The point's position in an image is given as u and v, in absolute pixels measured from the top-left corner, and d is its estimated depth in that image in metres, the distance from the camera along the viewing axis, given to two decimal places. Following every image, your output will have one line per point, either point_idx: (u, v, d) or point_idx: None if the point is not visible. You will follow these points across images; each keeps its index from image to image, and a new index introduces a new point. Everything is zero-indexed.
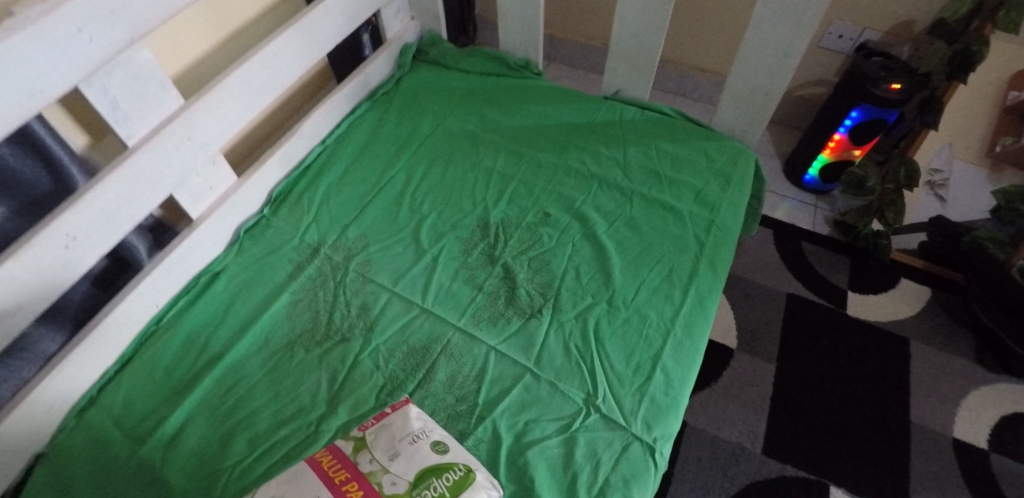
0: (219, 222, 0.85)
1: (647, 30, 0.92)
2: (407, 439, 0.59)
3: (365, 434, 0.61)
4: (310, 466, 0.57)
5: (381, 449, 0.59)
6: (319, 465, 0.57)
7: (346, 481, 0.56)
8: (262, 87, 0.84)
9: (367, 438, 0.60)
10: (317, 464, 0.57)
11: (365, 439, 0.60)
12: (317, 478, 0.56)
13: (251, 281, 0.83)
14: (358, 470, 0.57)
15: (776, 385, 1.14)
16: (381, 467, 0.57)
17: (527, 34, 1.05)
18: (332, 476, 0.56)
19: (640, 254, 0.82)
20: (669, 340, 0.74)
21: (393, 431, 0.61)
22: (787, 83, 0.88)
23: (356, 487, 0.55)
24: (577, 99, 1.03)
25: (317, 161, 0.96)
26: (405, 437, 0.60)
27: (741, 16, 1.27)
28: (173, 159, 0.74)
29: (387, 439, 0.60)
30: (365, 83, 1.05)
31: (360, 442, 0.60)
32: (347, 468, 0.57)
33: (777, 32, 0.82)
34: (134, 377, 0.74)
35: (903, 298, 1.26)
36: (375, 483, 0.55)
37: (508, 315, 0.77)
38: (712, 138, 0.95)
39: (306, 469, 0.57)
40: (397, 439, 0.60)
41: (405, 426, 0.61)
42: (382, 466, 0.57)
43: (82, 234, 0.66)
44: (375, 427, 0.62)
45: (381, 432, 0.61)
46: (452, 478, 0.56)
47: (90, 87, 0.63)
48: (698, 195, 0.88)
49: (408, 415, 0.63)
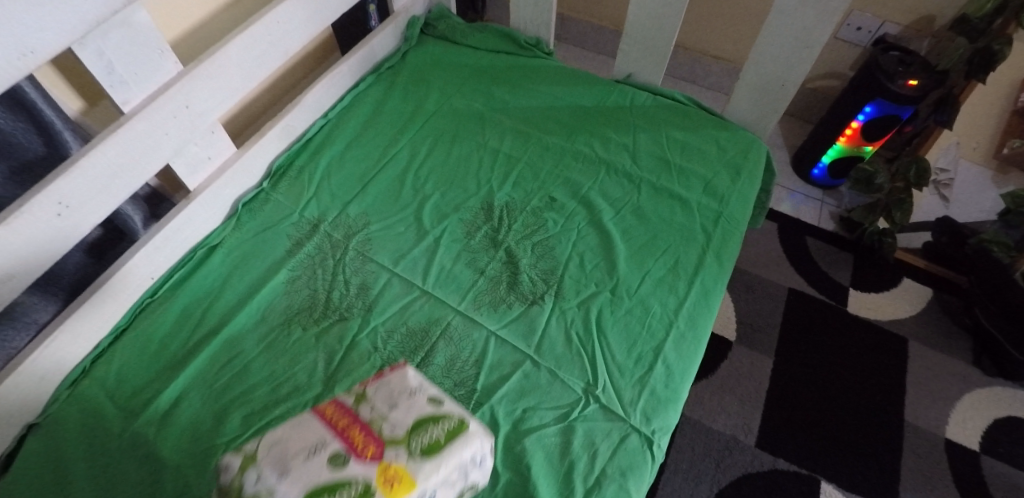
0: (217, 194, 0.83)
1: (664, 13, 0.89)
2: (404, 392, 0.54)
3: (361, 391, 0.55)
4: (304, 417, 0.51)
5: (379, 402, 0.53)
6: (315, 417, 0.51)
7: (346, 428, 0.50)
8: (264, 56, 0.81)
9: (364, 392, 0.54)
10: (313, 417, 0.51)
11: (363, 393, 0.54)
12: (315, 425, 0.50)
13: (249, 256, 0.81)
14: (358, 418, 0.51)
15: (772, 380, 1.14)
16: (380, 416, 0.51)
17: (540, 12, 1.02)
18: (330, 423, 0.51)
19: (646, 244, 0.81)
20: (671, 332, 0.73)
21: (389, 384, 0.55)
22: (805, 73, 0.85)
23: (354, 433, 0.49)
24: (588, 82, 1.00)
25: (319, 134, 0.94)
26: (402, 389, 0.54)
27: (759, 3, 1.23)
28: (171, 127, 0.72)
29: (388, 392, 0.54)
30: (370, 55, 1.02)
31: (358, 396, 0.54)
32: (346, 416, 0.51)
33: (799, 21, 0.80)
34: (128, 350, 0.73)
35: (904, 297, 1.26)
36: (374, 429, 0.50)
37: (509, 301, 0.76)
38: (725, 128, 0.93)
39: (300, 421, 0.51)
40: (394, 391, 0.54)
41: (402, 379, 0.55)
42: (381, 414, 0.51)
43: (76, 202, 0.64)
44: (374, 382, 0.56)
45: (380, 386, 0.55)
46: (450, 425, 0.50)
47: (84, 48, 0.60)
48: (708, 185, 0.86)
49: (406, 370, 0.56)
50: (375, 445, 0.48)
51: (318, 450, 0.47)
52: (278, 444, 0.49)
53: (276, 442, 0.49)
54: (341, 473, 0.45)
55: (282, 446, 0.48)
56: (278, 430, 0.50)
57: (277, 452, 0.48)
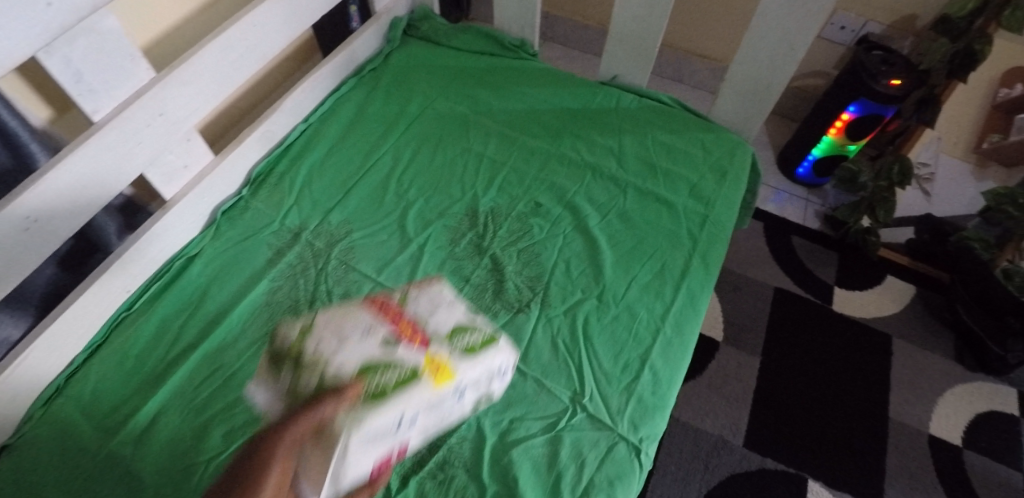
0: (194, 203, 0.81)
1: (649, 15, 0.89)
2: (444, 300, 0.62)
3: (409, 295, 0.63)
4: (359, 308, 0.59)
5: (421, 306, 0.61)
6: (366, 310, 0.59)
7: (394, 321, 0.58)
8: (242, 60, 0.79)
9: (412, 295, 0.63)
10: (364, 308, 0.59)
11: (412, 296, 0.63)
12: (365, 314, 0.58)
13: (228, 266, 0.80)
14: (403, 314, 0.60)
15: (759, 379, 1.14)
16: (422, 317, 0.60)
17: (523, 13, 1.01)
18: (379, 315, 0.59)
19: (632, 249, 0.80)
20: (658, 338, 0.72)
21: (432, 291, 0.63)
22: (790, 75, 0.85)
23: (401, 325, 0.58)
24: (573, 84, 0.99)
25: (299, 140, 0.92)
26: (443, 297, 0.62)
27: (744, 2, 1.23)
28: (144, 136, 0.70)
29: (432, 300, 0.62)
30: (352, 58, 1.00)
31: (407, 297, 0.62)
32: (392, 311, 0.60)
33: (783, 23, 0.79)
34: (105, 365, 0.72)
35: (888, 294, 1.27)
36: (418, 325, 0.58)
37: (495, 309, 0.74)
38: (711, 130, 0.93)
39: (354, 310, 0.59)
40: (436, 298, 0.62)
41: (444, 290, 0.64)
42: (424, 315, 0.60)
43: (45, 216, 0.62)
44: (420, 290, 0.64)
45: (425, 293, 0.63)
46: (485, 335, 0.60)
47: (50, 57, 0.58)
48: (693, 189, 0.86)
49: (445, 282, 0.65)
50: (420, 336, 0.57)
51: (371, 334, 0.56)
52: (337, 325, 0.57)
53: (335, 323, 0.57)
54: (392, 352, 0.54)
55: (340, 327, 0.57)
56: (336, 315, 0.58)
57: (335, 330, 0.56)
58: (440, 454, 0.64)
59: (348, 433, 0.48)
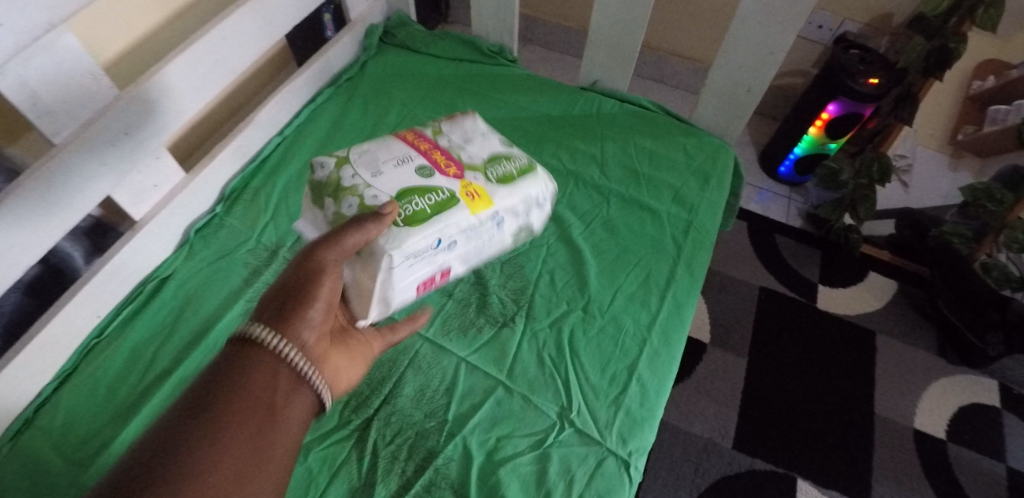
0: (166, 222, 0.79)
1: (628, 20, 0.88)
2: (475, 137, 0.76)
3: (437, 124, 0.77)
4: (392, 140, 0.73)
5: (455, 139, 0.75)
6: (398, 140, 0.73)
7: (430, 151, 0.71)
8: (211, 74, 0.77)
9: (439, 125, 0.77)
10: (396, 138, 0.73)
11: (437, 127, 0.77)
12: (404, 145, 0.71)
13: (204, 287, 0.77)
14: (439, 146, 0.73)
15: (747, 380, 1.15)
16: (458, 149, 0.73)
17: (502, 19, 0.99)
18: (417, 145, 0.72)
19: (617, 258, 0.79)
20: (645, 349, 0.72)
21: (463, 127, 0.77)
22: (770, 78, 0.85)
23: (437, 156, 0.71)
24: (553, 90, 0.98)
25: (275, 153, 0.90)
26: (474, 134, 0.76)
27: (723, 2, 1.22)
28: (110, 156, 0.67)
29: (450, 138, 0.75)
30: (327, 67, 0.98)
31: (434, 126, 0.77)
32: (428, 143, 0.73)
33: (762, 27, 0.79)
34: (75, 395, 0.69)
35: (871, 291, 1.28)
36: (455, 156, 0.72)
37: (479, 324, 0.74)
38: (693, 135, 0.92)
39: (390, 141, 0.72)
40: (468, 134, 0.76)
41: (474, 126, 0.77)
42: (459, 148, 0.73)
43: (5, 244, 0.59)
44: (448, 122, 0.77)
45: (450, 124, 0.76)
46: (520, 164, 0.73)
47: (5, 78, 0.54)
48: (677, 195, 0.85)
49: (473, 118, 0.78)
50: (452, 165, 0.70)
51: (406, 162, 0.69)
52: (375, 152, 0.70)
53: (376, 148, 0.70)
54: (428, 175, 0.67)
55: (377, 153, 0.70)
56: (373, 144, 0.72)
57: (373, 157, 0.69)
58: (426, 476, 0.63)
59: (386, 243, 0.60)
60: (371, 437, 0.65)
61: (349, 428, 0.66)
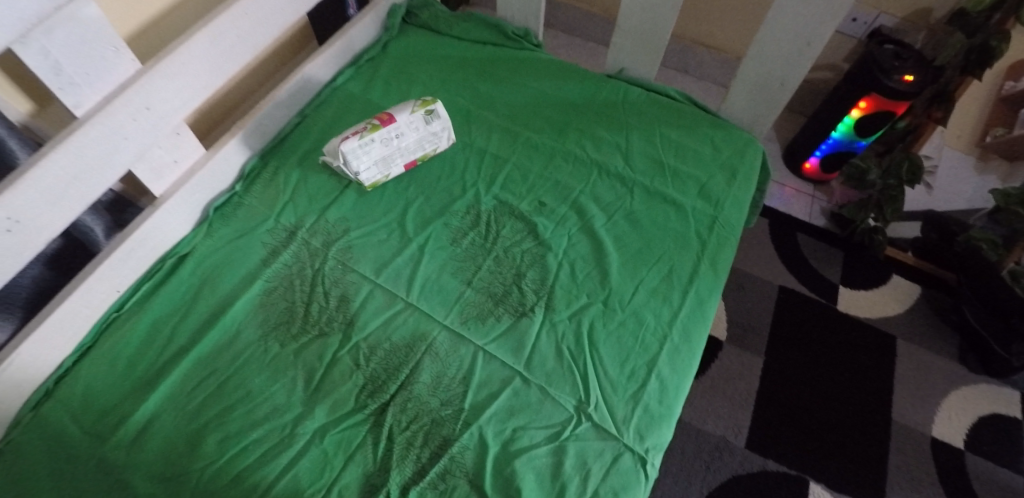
0: (186, 200, 0.78)
1: (659, 5, 0.85)
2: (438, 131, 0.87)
3: (415, 117, 0.82)
4: (382, 130, 0.80)
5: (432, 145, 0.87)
6: (377, 119, 0.80)
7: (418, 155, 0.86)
8: (233, 50, 0.75)
9: (411, 105, 0.83)
10: (380, 127, 0.80)
11: (410, 104, 0.83)
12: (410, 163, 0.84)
13: (222, 265, 0.77)
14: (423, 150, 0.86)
15: (762, 380, 1.13)
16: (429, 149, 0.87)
17: (528, 2, 0.97)
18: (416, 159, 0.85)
19: (639, 252, 0.77)
20: (665, 345, 0.70)
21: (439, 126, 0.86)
22: (805, 72, 0.82)
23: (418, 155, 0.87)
24: (579, 76, 0.95)
25: (294, 132, 0.89)
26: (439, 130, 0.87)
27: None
28: (131, 131, 0.66)
29: (418, 138, 0.83)
30: (349, 46, 0.96)
31: (411, 108, 0.82)
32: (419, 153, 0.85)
33: (800, 17, 0.76)
34: (94, 369, 0.69)
35: (894, 294, 1.25)
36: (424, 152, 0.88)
37: (498, 313, 0.72)
38: (721, 127, 0.90)
39: (382, 133, 0.80)
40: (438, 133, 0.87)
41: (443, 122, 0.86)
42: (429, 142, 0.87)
43: (27, 216, 0.59)
44: (425, 114, 0.82)
45: (422, 125, 0.83)
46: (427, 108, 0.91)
47: (27, 48, 0.55)
48: (702, 189, 0.83)
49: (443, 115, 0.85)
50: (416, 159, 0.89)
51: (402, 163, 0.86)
52: (364, 122, 0.80)
53: (361, 124, 0.80)
54: None
55: (367, 145, 0.79)
56: (367, 129, 0.79)
57: (367, 159, 0.80)
58: (442, 463, 0.62)
59: None
60: (386, 423, 0.65)
61: (365, 412, 0.66)
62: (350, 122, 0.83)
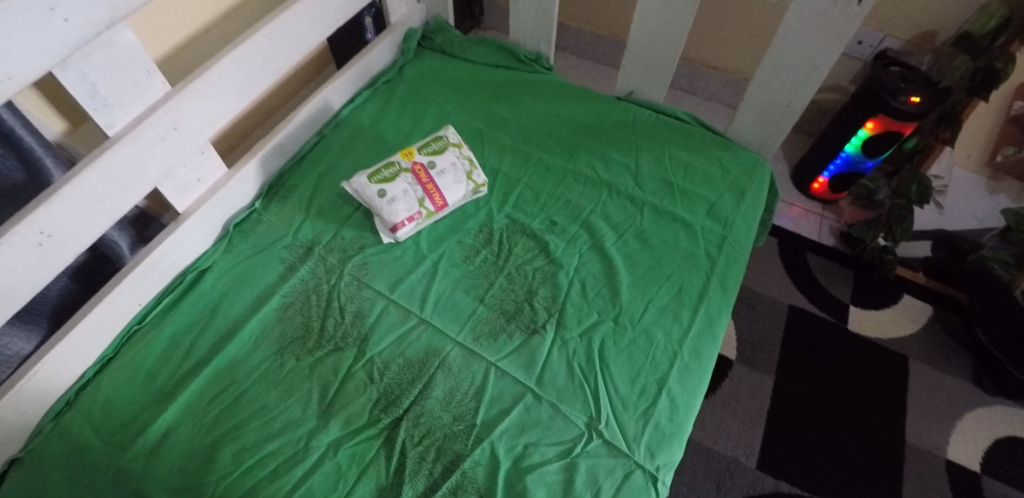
0: (207, 216, 0.81)
1: (668, 30, 0.87)
2: None
3: (464, 197, 0.85)
4: (435, 215, 0.83)
5: None
6: (432, 204, 0.82)
7: None
8: (257, 74, 0.78)
9: (463, 185, 0.84)
10: (433, 212, 0.83)
11: (463, 185, 0.84)
12: None
13: (241, 280, 0.79)
14: None
15: (773, 400, 1.13)
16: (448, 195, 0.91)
17: (540, 27, 1.00)
18: None
19: (649, 270, 0.79)
20: (675, 363, 0.71)
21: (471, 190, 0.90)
22: (811, 94, 0.84)
23: None
24: (589, 98, 0.97)
25: (312, 152, 0.91)
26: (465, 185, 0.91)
27: (773, 17, 1.17)
28: (158, 150, 0.69)
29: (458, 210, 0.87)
30: (366, 69, 0.99)
31: (463, 191, 0.84)
32: None
33: (805, 43, 0.78)
34: (114, 380, 0.71)
35: (905, 314, 1.25)
36: None
37: (510, 330, 0.73)
38: (729, 148, 0.91)
39: (434, 217, 0.83)
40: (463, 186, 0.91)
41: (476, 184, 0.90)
42: None
43: (58, 231, 0.61)
44: (472, 195, 0.85)
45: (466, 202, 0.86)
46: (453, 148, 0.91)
47: (66, 71, 0.57)
48: (711, 208, 0.84)
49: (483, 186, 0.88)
50: None
51: None
52: (418, 205, 0.81)
53: (416, 207, 0.81)
54: None
55: (419, 228, 0.83)
56: (422, 215, 0.82)
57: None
58: (454, 478, 0.63)
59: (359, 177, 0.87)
60: (399, 438, 0.66)
61: (378, 427, 0.67)
62: (397, 184, 0.81)
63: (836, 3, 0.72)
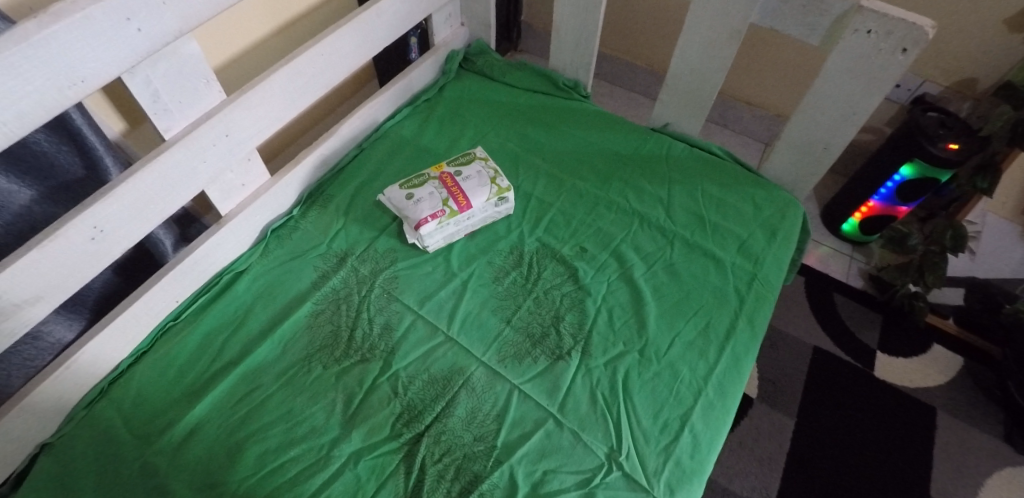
0: (247, 220, 0.83)
1: (707, 66, 0.88)
2: None
3: (489, 202, 0.85)
4: (458, 215, 0.82)
5: None
6: (455, 204, 0.82)
7: None
8: (306, 87, 0.81)
9: (486, 189, 0.84)
10: (457, 212, 0.82)
11: (486, 188, 0.84)
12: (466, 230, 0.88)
13: (274, 286, 0.81)
14: None
15: (793, 442, 1.10)
16: None
17: (580, 57, 1.01)
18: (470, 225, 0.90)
19: (677, 303, 0.78)
20: (700, 399, 0.70)
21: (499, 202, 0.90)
22: (850, 138, 0.83)
23: None
24: (624, 128, 0.98)
25: (352, 164, 0.94)
26: None
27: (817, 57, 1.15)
28: (209, 155, 0.71)
29: (485, 218, 0.86)
30: (408, 87, 1.02)
31: (487, 194, 0.84)
32: None
33: (846, 88, 0.78)
34: (147, 374, 0.73)
35: (933, 364, 1.21)
36: None
37: (535, 354, 0.74)
38: (762, 185, 0.91)
39: (458, 217, 0.82)
40: None
41: None
42: None
43: (110, 227, 0.64)
44: (497, 200, 0.85)
45: (491, 207, 0.85)
46: None
47: (133, 77, 0.60)
48: (742, 245, 0.84)
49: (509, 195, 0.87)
50: None
51: None
52: (442, 203, 0.82)
53: (440, 205, 0.82)
54: None
55: (443, 228, 0.82)
56: (445, 214, 0.81)
57: (439, 236, 0.83)
58: None
59: None
60: (419, 454, 0.66)
61: (399, 441, 0.67)
62: (424, 188, 0.84)
63: (879, 51, 0.72)
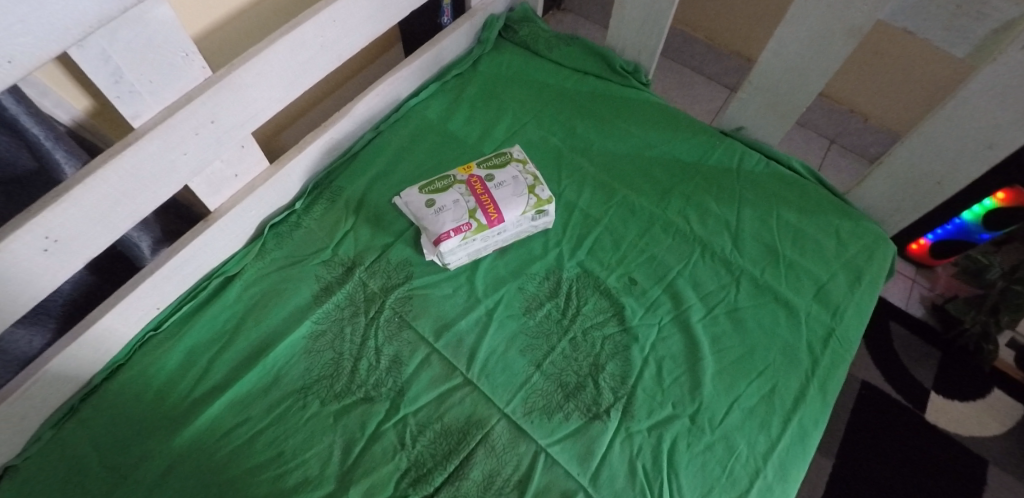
0: (241, 216, 0.70)
1: (807, 67, 0.72)
2: None
3: (525, 216, 0.71)
4: (487, 231, 0.69)
5: None
6: (484, 217, 0.69)
7: None
8: (315, 60, 0.66)
9: (523, 200, 0.71)
10: (485, 226, 0.69)
11: (523, 199, 0.71)
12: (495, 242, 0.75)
13: (269, 296, 0.69)
14: None
15: (831, 487, 1.01)
16: None
17: (647, 35, 0.85)
18: None
19: (739, 360, 0.66)
20: (757, 483, 0.59)
21: None
22: (974, 175, 0.68)
23: None
24: (690, 129, 0.83)
25: (366, 149, 0.80)
26: None
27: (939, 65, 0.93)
28: (190, 146, 0.58)
29: (518, 232, 0.73)
30: (438, 58, 0.86)
31: (524, 207, 0.71)
32: None
33: (987, 115, 0.62)
34: (121, 395, 0.63)
35: (994, 411, 1.07)
36: None
37: (567, 409, 0.63)
38: (850, 215, 0.76)
39: (486, 232, 0.69)
40: None
41: None
42: None
43: (66, 236, 0.52)
44: (535, 213, 0.71)
45: (527, 221, 0.72)
46: None
47: (85, 51, 0.46)
48: (821, 291, 0.71)
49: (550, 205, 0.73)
50: None
51: None
52: (468, 215, 0.69)
53: (466, 217, 0.69)
54: None
55: (467, 244, 0.70)
56: (471, 228, 0.69)
57: (462, 252, 0.70)
58: None
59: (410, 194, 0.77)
60: None
61: None
62: (448, 194, 0.71)
63: None
